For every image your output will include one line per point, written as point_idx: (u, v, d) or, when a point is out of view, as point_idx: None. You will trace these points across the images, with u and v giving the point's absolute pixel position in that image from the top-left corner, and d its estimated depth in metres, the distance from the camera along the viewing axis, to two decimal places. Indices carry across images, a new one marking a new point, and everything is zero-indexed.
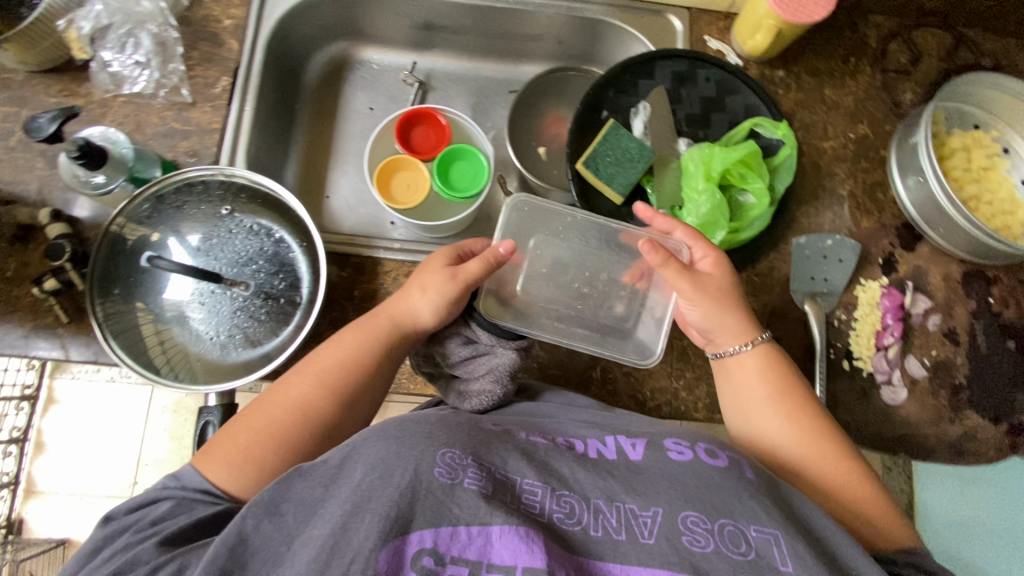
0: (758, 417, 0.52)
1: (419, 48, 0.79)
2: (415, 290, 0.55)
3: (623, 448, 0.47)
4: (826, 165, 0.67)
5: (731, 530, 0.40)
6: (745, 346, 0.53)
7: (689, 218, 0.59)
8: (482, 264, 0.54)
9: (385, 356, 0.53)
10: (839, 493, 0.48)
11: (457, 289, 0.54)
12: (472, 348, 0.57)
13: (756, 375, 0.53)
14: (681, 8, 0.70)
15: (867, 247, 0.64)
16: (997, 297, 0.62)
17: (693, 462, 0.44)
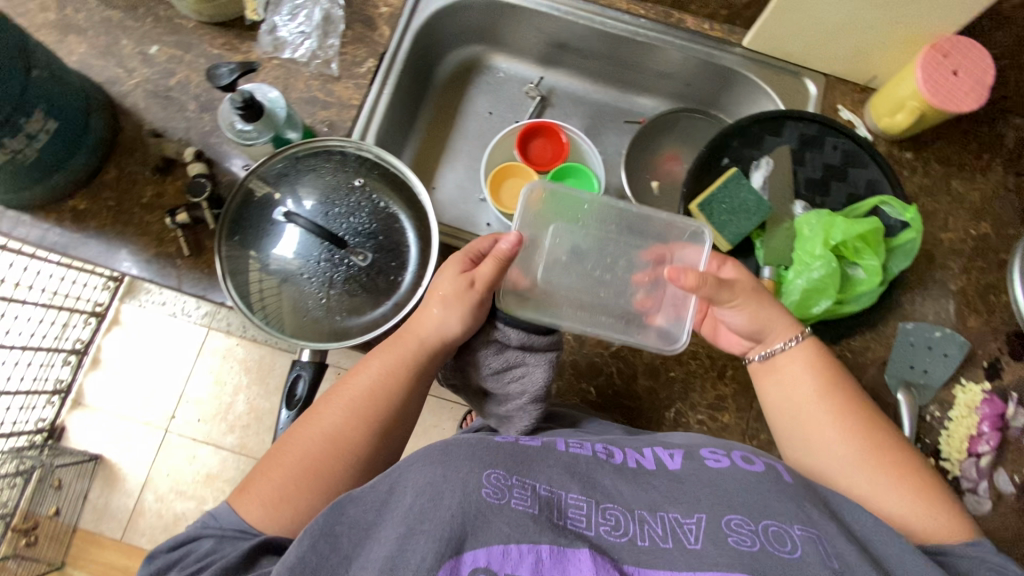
0: (804, 412, 0.51)
1: (547, 64, 0.82)
2: (429, 308, 0.55)
3: (661, 458, 0.47)
4: (941, 256, 0.65)
5: (775, 530, 0.40)
6: (792, 340, 0.53)
7: (798, 281, 0.59)
8: (494, 264, 0.53)
9: (412, 376, 0.53)
10: (882, 483, 0.46)
11: (478, 294, 0.54)
12: (504, 360, 0.57)
13: (803, 368, 0.52)
14: (818, 73, 0.71)
15: (973, 347, 0.62)
16: None
17: (729, 468, 0.45)
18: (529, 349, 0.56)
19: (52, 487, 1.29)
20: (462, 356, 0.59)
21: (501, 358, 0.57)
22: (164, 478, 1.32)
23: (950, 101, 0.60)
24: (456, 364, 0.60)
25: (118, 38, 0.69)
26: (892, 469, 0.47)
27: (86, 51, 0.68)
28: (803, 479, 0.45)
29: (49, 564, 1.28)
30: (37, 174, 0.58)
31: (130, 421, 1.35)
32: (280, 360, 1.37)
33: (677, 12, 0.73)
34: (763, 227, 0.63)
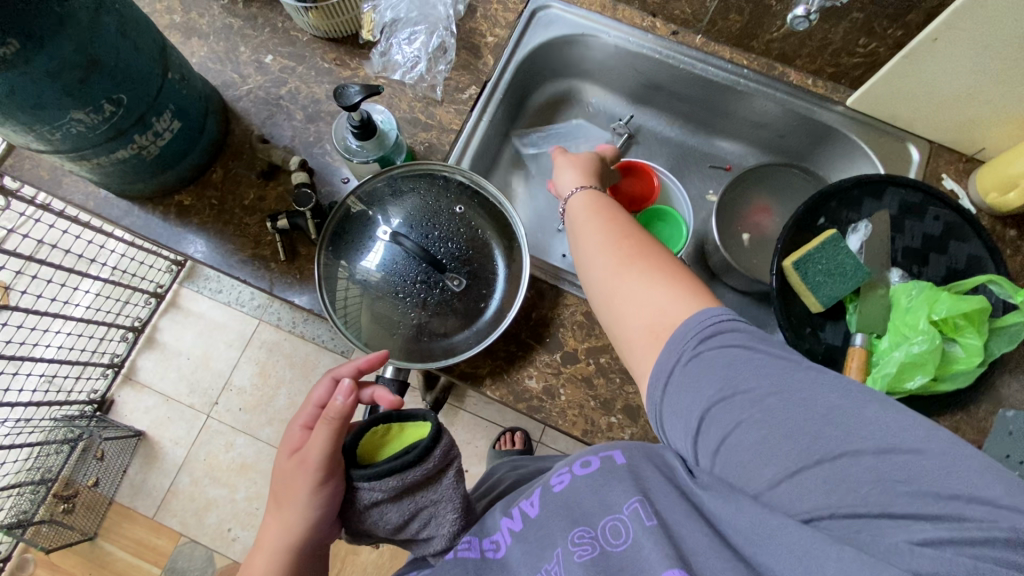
0: (590, 261, 0.50)
1: (637, 103, 0.82)
2: (275, 507, 0.45)
3: (523, 512, 0.47)
4: None
5: (614, 525, 0.40)
6: (579, 192, 0.56)
7: (896, 353, 0.57)
8: (327, 434, 0.43)
9: (297, 552, 0.45)
10: (624, 282, 0.46)
11: (318, 472, 0.43)
12: (399, 512, 0.45)
13: (585, 219, 0.53)
14: (923, 139, 0.69)
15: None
16: None
17: (571, 485, 0.45)
18: (420, 490, 0.45)
19: (94, 458, 1.32)
20: (355, 519, 0.46)
21: (396, 512, 0.45)
22: (201, 462, 1.34)
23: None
24: (355, 528, 0.47)
25: (237, 45, 0.72)
26: (641, 275, 0.45)
27: (206, 54, 0.71)
28: (635, 448, 0.44)
29: (82, 533, 1.29)
30: (153, 170, 0.61)
31: (175, 402, 1.38)
32: (324, 359, 1.39)
33: (780, 65, 0.73)
34: (856, 292, 0.62)
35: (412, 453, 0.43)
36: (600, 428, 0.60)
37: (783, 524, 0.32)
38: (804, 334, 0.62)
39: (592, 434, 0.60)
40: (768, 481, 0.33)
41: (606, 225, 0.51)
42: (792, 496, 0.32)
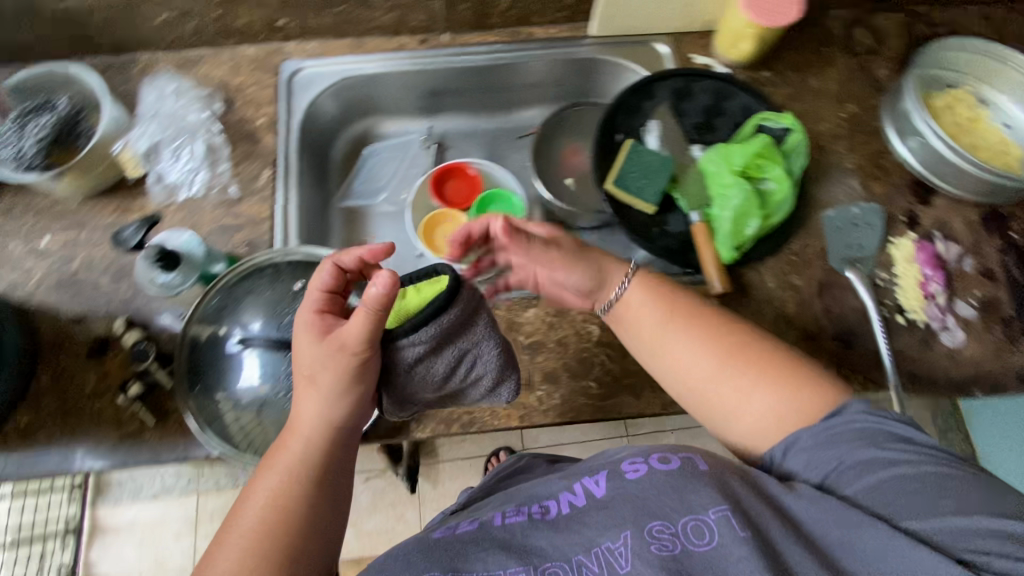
0: (669, 352, 0.53)
1: (429, 114, 0.85)
2: (304, 387, 0.49)
3: (587, 489, 0.47)
4: (828, 145, 0.72)
5: (693, 524, 0.41)
6: (626, 284, 0.56)
7: (724, 211, 0.63)
8: (362, 319, 0.46)
9: (326, 446, 0.49)
10: (740, 384, 0.49)
11: (357, 354, 0.47)
12: (444, 362, 0.51)
13: (646, 305, 0.55)
14: (663, 35, 0.78)
15: (888, 209, 0.68)
16: (1018, 230, 0.67)
17: (648, 475, 0.45)
18: (461, 336, 0.51)
19: None
20: (395, 381, 0.52)
21: (442, 365, 0.51)
22: None
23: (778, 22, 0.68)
24: (398, 394, 0.53)
25: (4, 244, 0.66)
26: (751, 371, 0.50)
27: None
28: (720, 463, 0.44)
29: None
30: None
31: None
32: None
33: (523, 28, 0.79)
34: (675, 178, 0.69)
35: (446, 300, 0.49)
36: (534, 407, 0.61)
37: (936, 558, 0.36)
38: (653, 235, 0.68)
39: (530, 417, 0.61)
40: (924, 520, 0.38)
41: (677, 320, 0.54)
42: (950, 534, 0.37)
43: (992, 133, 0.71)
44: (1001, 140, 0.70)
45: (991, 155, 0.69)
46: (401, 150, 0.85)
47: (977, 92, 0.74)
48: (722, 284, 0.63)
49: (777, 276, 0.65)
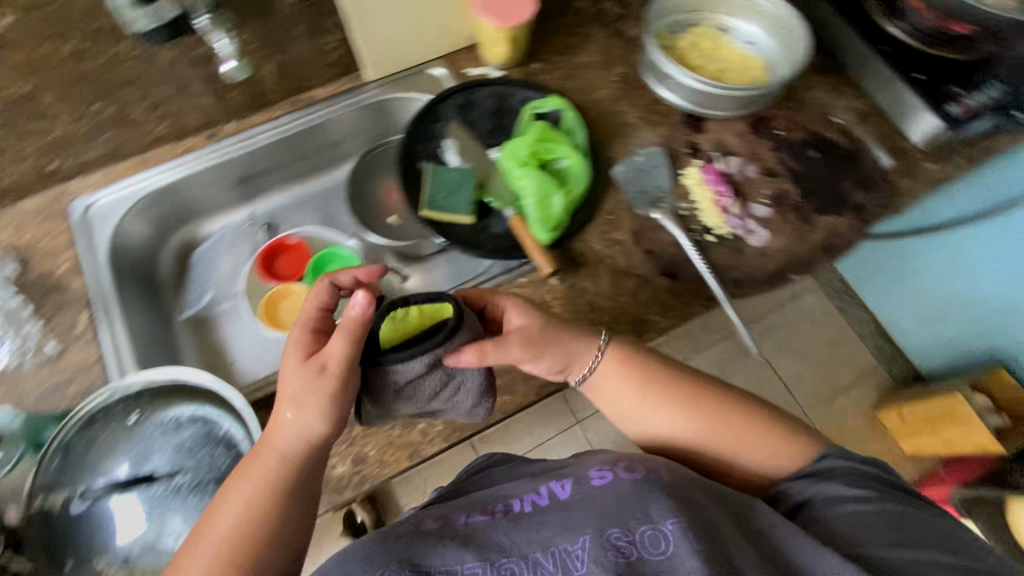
0: (646, 418, 0.62)
1: (249, 201, 0.87)
2: (281, 404, 0.53)
3: (552, 492, 0.54)
4: (607, 111, 0.80)
5: (651, 534, 0.48)
6: (597, 357, 0.61)
7: (528, 197, 0.69)
8: (344, 339, 0.50)
9: (296, 468, 0.52)
10: (727, 443, 0.60)
11: (333, 377, 0.51)
12: (434, 382, 0.53)
13: (619, 381, 0.62)
14: (435, 59, 0.83)
15: (672, 146, 0.76)
16: (781, 127, 0.77)
17: (614, 482, 0.52)
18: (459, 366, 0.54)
19: None
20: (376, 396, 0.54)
21: (432, 387, 0.54)
22: None
23: (521, 19, 0.74)
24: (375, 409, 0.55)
25: None
26: (728, 435, 0.60)
27: None
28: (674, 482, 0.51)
29: None
30: None
31: None
32: None
33: (304, 94, 0.82)
34: (481, 184, 0.73)
35: (441, 331, 0.51)
36: (421, 440, 0.62)
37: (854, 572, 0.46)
38: (481, 241, 0.71)
39: (419, 451, 0.62)
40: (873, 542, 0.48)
41: (653, 390, 0.62)
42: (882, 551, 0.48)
43: (733, 55, 0.80)
44: (741, 56, 0.80)
45: (736, 73, 0.78)
46: (228, 244, 0.85)
47: (713, 21, 0.82)
48: (550, 265, 0.68)
49: (600, 237, 0.71)
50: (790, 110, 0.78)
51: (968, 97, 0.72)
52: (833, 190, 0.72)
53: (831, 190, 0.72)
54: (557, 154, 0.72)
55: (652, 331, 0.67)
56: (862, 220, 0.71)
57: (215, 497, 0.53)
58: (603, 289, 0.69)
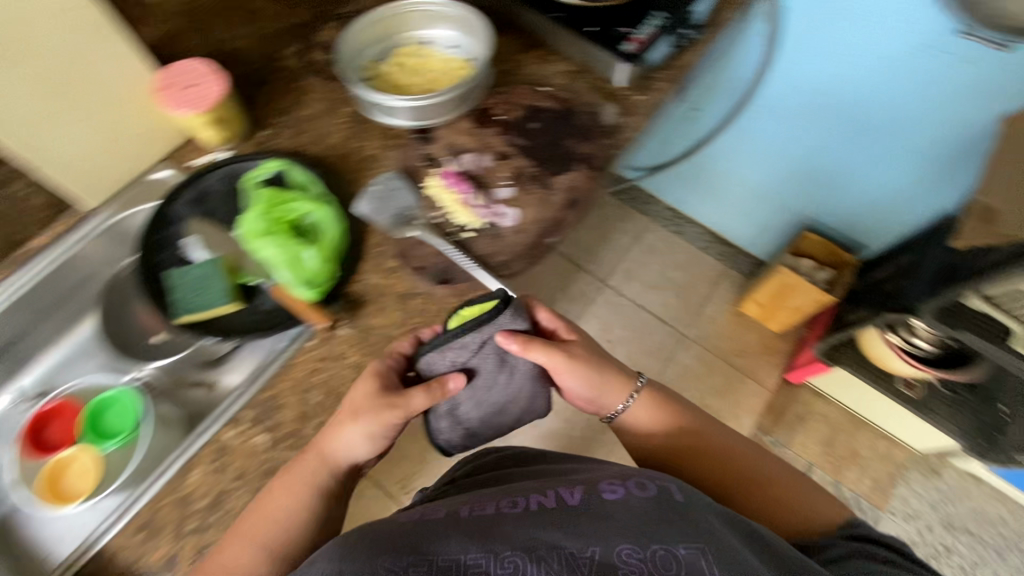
0: (678, 452, 0.75)
1: (14, 374, 0.84)
2: (337, 426, 0.62)
3: (566, 497, 0.58)
4: (344, 152, 0.82)
5: (661, 554, 0.52)
6: (629, 399, 0.76)
7: (280, 261, 0.67)
8: (426, 398, 0.63)
9: (319, 486, 0.62)
10: (740, 473, 0.72)
11: (393, 420, 0.62)
12: (490, 378, 0.66)
13: (643, 414, 0.76)
14: (156, 162, 0.81)
15: (410, 163, 0.79)
16: (501, 111, 0.82)
17: (625, 496, 0.57)
18: (513, 375, 0.67)
19: None
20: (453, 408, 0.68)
21: (493, 391, 0.68)
22: None
23: (217, 99, 0.74)
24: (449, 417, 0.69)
25: None
26: (746, 478, 0.71)
27: None
28: (691, 497, 0.58)
29: None
30: None
31: None
32: None
33: (23, 246, 0.77)
34: (233, 269, 0.73)
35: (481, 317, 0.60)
36: None
37: None
38: (253, 324, 0.71)
39: None
40: None
41: (675, 423, 0.76)
42: None
43: (435, 63, 0.86)
44: (444, 62, 0.86)
45: (444, 79, 0.84)
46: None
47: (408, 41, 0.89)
48: (325, 320, 0.69)
49: (370, 273, 0.73)
50: (504, 94, 0.84)
51: (635, 33, 0.83)
52: (560, 152, 0.79)
53: (558, 153, 0.79)
54: (302, 214, 0.72)
55: None
56: (592, 169, 0.78)
57: (253, 499, 0.62)
58: (392, 320, 0.71)
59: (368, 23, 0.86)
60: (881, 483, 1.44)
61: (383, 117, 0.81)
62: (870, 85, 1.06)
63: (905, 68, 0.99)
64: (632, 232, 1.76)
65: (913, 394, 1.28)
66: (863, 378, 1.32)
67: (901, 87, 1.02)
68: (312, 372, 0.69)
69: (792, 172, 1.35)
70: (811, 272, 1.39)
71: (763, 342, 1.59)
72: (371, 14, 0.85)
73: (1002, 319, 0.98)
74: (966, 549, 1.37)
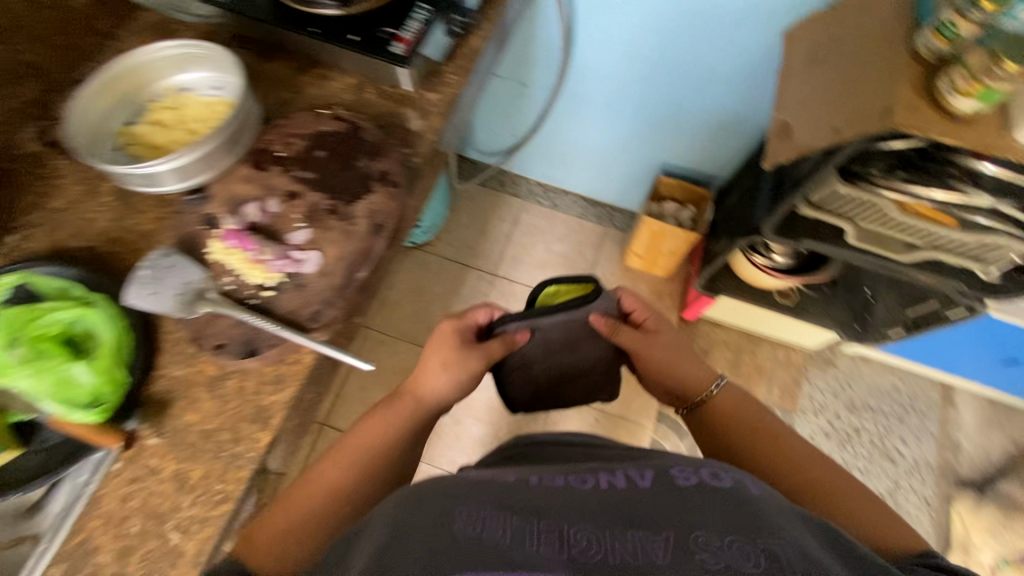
0: (750, 435, 0.84)
1: None
2: (427, 364, 0.82)
3: (637, 480, 0.63)
4: (111, 235, 0.72)
5: (745, 548, 0.52)
6: (716, 384, 0.93)
7: (39, 386, 0.56)
8: (504, 345, 0.86)
9: (407, 426, 0.78)
10: (811, 464, 0.78)
11: (477, 367, 0.84)
12: (564, 335, 0.91)
13: (727, 404, 0.90)
14: None
15: (189, 231, 0.70)
16: (280, 147, 0.76)
17: (703, 484, 0.61)
18: (583, 332, 0.93)
19: None
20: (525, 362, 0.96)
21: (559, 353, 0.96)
22: None
23: None
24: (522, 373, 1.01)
25: None
26: (816, 471, 0.77)
27: None
28: (763, 487, 0.63)
29: None
30: None
31: None
32: None
33: None
34: None
35: (582, 300, 0.89)
36: None
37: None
38: (40, 466, 0.62)
39: None
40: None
41: (744, 415, 0.88)
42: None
43: (195, 108, 0.78)
44: (202, 105, 0.78)
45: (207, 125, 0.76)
46: None
47: (155, 95, 0.79)
48: (121, 437, 0.61)
49: (168, 365, 0.65)
50: (281, 126, 0.77)
51: (402, 33, 0.78)
52: (353, 175, 0.73)
53: (350, 177, 0.73)
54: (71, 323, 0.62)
55: (275, 412, 0.63)
56: (390, 184, 0.73)
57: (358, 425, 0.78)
58: (206, 411, 0.63)
59: (98, 88, 0.74)
60: (789, 388, 1.52)
61: (142, 187, 0.71)
62: (663, 29, 1.09)
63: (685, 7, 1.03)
64: (510, 217, 1.75)
65: (790, 302, 1.35)
66: (744, 300, 1.38)
67: (688, 25, 1.07)
68: (125, 497, 0.60)
69: (628, 124, 1.38)
70: (675, 214, 1.46)
71: (655, 290, 1.63)
72: (95, 77, 0.74)
73: (840, 224, 1.01)
74: (874, 426, 1.47)
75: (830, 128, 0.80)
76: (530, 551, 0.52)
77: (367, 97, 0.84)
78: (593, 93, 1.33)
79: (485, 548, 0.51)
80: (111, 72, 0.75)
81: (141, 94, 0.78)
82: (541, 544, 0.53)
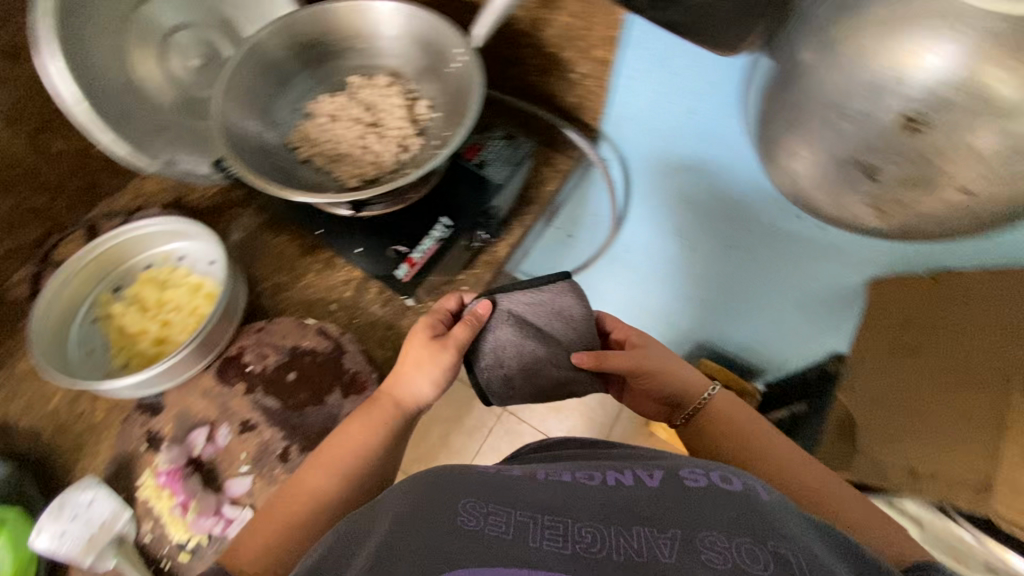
0: (758, 457, 0.65)
1: None
2: (399, 364, 0.63)
3: (642, 478, 0.46)
4: (67, 423, 0.68)
5: (748, 544, 0.38)
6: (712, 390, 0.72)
7: None
8: (467, 329, 0.64)
9: (393, 428, 0.61)
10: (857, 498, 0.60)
11: (446, 358, 0.62)
12: (531, 327, 0.67)
13: (732, 412, 0.71)
14: None
15: (127, 449, 0.65)
16: (252, 358, 0.68)
17: (711, 485, 0.44)
18: (568, 332, 0.69)
19: None
20: (501, 349, 0.66)
21: (536, 346, 0.67)
22: None
23: None
24: (491, 358, 0.66)
25: None
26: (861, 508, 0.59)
27: None
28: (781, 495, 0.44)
29: None
30: None
31: None
32: None
33: None
34: None
35: (546, 279, 0.70)
36: None
37: None
38: None
39: None
40: None
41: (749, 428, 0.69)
42: None
43: (181, 292, 0.73)
44: (189, 291, 0.73)
45: (184, 319, 0.71)
46: None
47: (166, 258, 0.76)
48: None
49: None
50: (261, 328, 0.70)
51: (413, 253, 0.71)
52: (317, 416, 0.66)
53: (315, 418, 0.65)
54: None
55: None
56: None
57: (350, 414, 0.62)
58: None
59: (88, 261, 0.71)
60: None
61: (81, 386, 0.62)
62: (726, 242, 0.91)
63: (754, 229, 0.84)
64: None
65: None
66: None
67: (752, 252, 0.89)
68: None
69: (672, 304, 1.18)
70: None
71: None
72: (83, 249, 0.71)
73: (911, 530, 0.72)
74: None
75: (907, 469, 0.71)
76: (533, 550, 0.37)
77: (366, 298, 0.75)
78: (635, 272, 1.15)
79: (489, 553, 0.37)
80: (107, 244, 0.72)
81: (131, 263, 0.76)
82: (543, 550, 0.37)
